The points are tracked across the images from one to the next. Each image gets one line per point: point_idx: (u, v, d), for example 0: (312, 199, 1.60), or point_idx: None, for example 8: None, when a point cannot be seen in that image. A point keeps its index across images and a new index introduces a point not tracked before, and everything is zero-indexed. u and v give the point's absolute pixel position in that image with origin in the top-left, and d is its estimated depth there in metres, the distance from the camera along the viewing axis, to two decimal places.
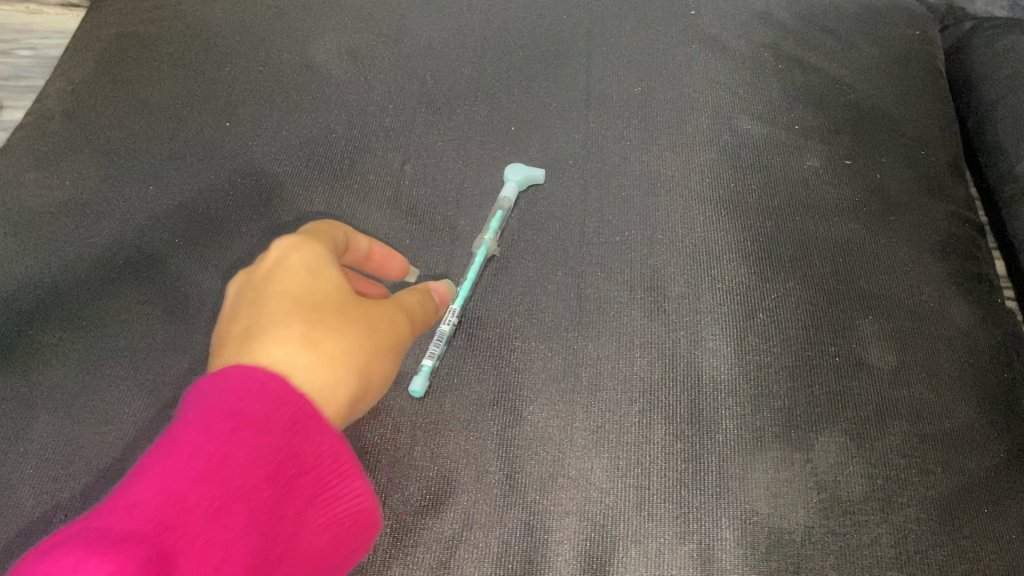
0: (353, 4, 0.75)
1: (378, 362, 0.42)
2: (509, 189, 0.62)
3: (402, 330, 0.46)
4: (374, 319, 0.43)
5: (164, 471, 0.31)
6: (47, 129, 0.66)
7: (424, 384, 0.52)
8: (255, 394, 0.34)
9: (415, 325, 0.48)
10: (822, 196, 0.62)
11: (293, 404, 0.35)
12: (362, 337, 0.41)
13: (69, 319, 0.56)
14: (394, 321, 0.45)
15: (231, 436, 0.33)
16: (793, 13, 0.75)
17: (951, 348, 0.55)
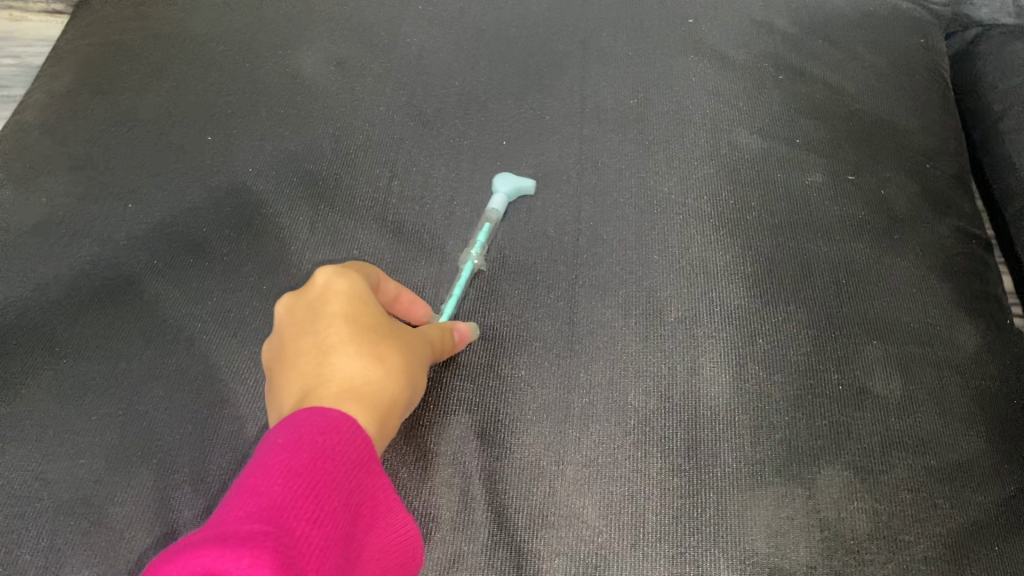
0: (342, 13, 0.73)
1: (417, 383, 0.46)
2: (498, 200, 0.61)
3: (430, 352, 0.49)
4: (411, 342, 0.46)
5: (267, 491, 0.31)
6: (24, 144, 0.64)
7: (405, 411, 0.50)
8: (336, 427, 0.35)
9: (439, 350, 0.50)
10: (824, 214, 0.60)
11: (365, 446, 0.36)
12: (408, 359, 0.45)
13: (42, 344, 0.54)
14: (425, 344, 0.48)
15: (319, 469, 0.33)
16: (795, 21, 0.73)
17: (958, 374, 0.53)
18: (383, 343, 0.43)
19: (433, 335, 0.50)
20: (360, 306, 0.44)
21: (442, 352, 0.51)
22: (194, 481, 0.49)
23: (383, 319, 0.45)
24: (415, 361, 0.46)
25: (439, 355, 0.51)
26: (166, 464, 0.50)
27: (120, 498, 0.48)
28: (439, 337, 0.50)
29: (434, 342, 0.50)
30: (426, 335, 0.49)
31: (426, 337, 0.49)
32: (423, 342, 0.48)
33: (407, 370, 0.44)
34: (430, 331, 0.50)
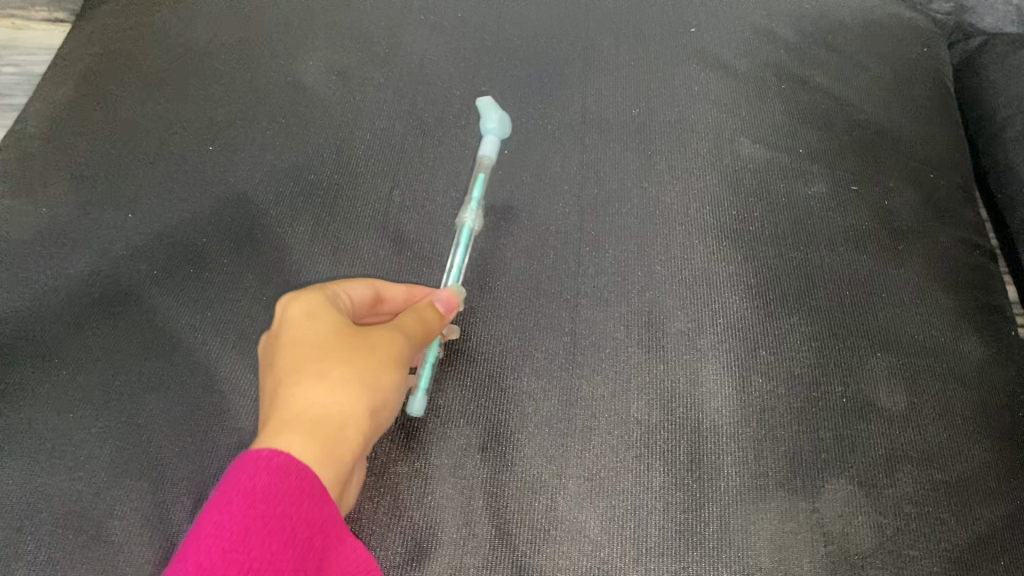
0: (343, 22, 0.73)
1: (392, 376, 0.44)
2: (488, 144, 0.62)
3: (416, 336, 0.47)
4: (381, 336, 0.45)
5: (193, 562, 0.32)
6: (23, 153, 0.64)
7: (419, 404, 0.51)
8: (268, 468, 0.36)
9: (430, 326, 0.48)
10: (828, 225, 0.60)
11: (304, 478, 0.37)
12: (372, 358, 0.43)
13: (41, 356, 0.53)
14: (405, 329, 0.46)
15: (249, 519, 0.34)
16: (798, 31, 0.72)
17: (963, 385, 0.53)
18: (328, 356, 0.43)
19: (419, 317, 0.48)
20: (309, 326, 0.44)
21: (435, 330, 0.49)
22: (194, 494, 0.49)
23: (343, 328, 0.45)
24: (386, 355, 0.44)
25: (432, 333, 0.48)
26: (165, 476, 0.50)
27: (118, 512, 0.48)
28: (426, 318, 0.48)
29: (418, 324, 0.48)
30: (406, 321, 0.47)
31: (405, 324, 0.47)
32: (402, 327, 0.46)
33: (370, 370, 0.43)
34: (413, 315, 0.48)
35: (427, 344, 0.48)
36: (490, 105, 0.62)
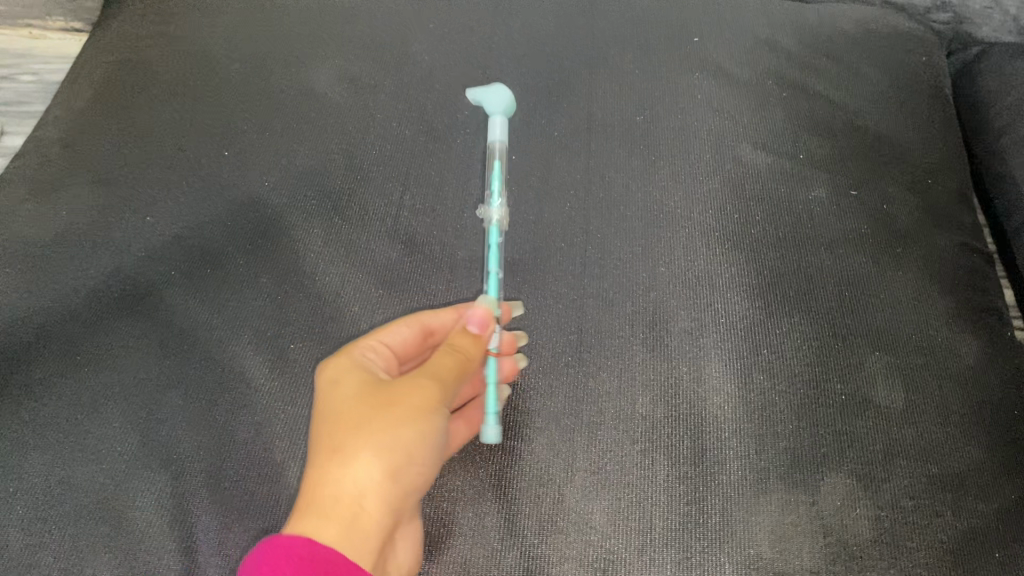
0: (354, 32, 0.75)
1: (421, 427, 0.45)
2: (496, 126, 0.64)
3: (448, 375, 0.48)
4: (403, 389, 0.46)
5: None
6: (44, 159, 0.66)
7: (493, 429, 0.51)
8: (292, 557, 0.39)
9: (462, 359, 0.49)
10: (828, 228, 0.61)
11: (325, 565, 0.39)
12: (388, 419, 0.44)
13: (63, 353, 0.55)
14: (431, 373, 0.47)
15: None
16: (798, 40, 0.74)
17: (960, 384, 0.55)
18: (345, 428, 0.44)
19: (448, 358, 0.49)
20: (334, 399, 0.46)
21: (468, 360, 0.50)
22: (212, 486, 0.51)
23: (365, 390, 0.47)
24: (409, 408, 0.45)
25: (466, 365, 0.49)
26: (184, 469, 0.51)
27: (140, 503, 0.50)
28: (456, 354, 0.49)
29: (445, 368, 0.48)
30: (433, 364, 0.48)
31: (432, 367, 0.48)
32: (427, 374, 0.47)
33: (385, 435, 0.44)
34: (442, 356, 0.49)
35: (464, 378, 0.49)
36: (479, 92, 0.65)
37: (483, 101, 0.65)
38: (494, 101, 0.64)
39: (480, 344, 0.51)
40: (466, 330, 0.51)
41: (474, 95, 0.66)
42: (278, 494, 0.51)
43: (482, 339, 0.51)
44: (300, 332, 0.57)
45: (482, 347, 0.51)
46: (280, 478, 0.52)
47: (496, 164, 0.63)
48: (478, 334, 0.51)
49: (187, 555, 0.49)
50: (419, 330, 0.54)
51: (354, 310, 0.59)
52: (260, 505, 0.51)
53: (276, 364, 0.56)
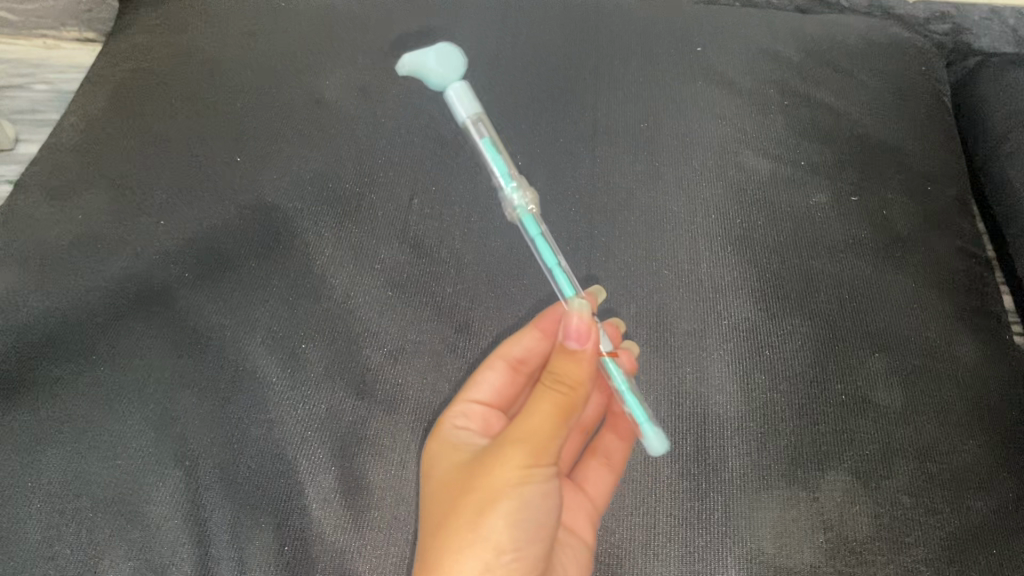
0: (364, 42, 0.76)
1: (512, 498, 0.47)
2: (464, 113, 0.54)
3: (545, 437, 0.48)
4: (489, 463, 0.49)
5: None
6: (61, 165, 0.68)
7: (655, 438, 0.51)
8: None
9: (557, 400, 0.49)
10: (828, 232, 0.62)
11: None
12: (476, 509, 0.48)
13: (79, 353, 0.56)
14: (518, 430, 0.49)
15: None
16: (800, 50, 0.75)
17: (959, 384, 0.56)
18: (442, 518, 0.48)
19: (541, 403, 0.49)
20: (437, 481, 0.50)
21: (571, 392, 0.50)
22: (225, 482, 0.52)
23: (456, 472, 0.50)
24: (495, 483, 0.48)
25: (562, 404, 0.49)
26: (198, 465, 0.53)
27: (155, 498, 0.51)
28: (550, 396, 0.50)
29: (541, 427, 0.48)
30: (522, 416, 0.49)
31: (525, 429, 0.48)
32: (511, 434, 0.49)
33: (471, 526, 0.47)
34: (535, 402, 0.49)
35: (566, 417, 0.49)
36: (408, 62, 0.58)
37: (423, 67, 0.58)
38: (430, 68, 0.58)
39: (581, 362, 0.51)
40: (566, 351, 0.51)
41: (404, 69, 0.59)
42: (292, 490, 0.53)
43: (583, 358, 0.51)
44: (311, 333, 0.59)
45: (583, 367, 0.51)
46: (292, 473, 0.53)
47: (484, 137, 0.54)
48: (575, 352, 0.51)
49: (201, 548, 0.51)
50: (506, 364, 0.58)
51: (364, 311, 0.60)
52: (272, 501, 0.52)
53: (288, 363, 0.57)
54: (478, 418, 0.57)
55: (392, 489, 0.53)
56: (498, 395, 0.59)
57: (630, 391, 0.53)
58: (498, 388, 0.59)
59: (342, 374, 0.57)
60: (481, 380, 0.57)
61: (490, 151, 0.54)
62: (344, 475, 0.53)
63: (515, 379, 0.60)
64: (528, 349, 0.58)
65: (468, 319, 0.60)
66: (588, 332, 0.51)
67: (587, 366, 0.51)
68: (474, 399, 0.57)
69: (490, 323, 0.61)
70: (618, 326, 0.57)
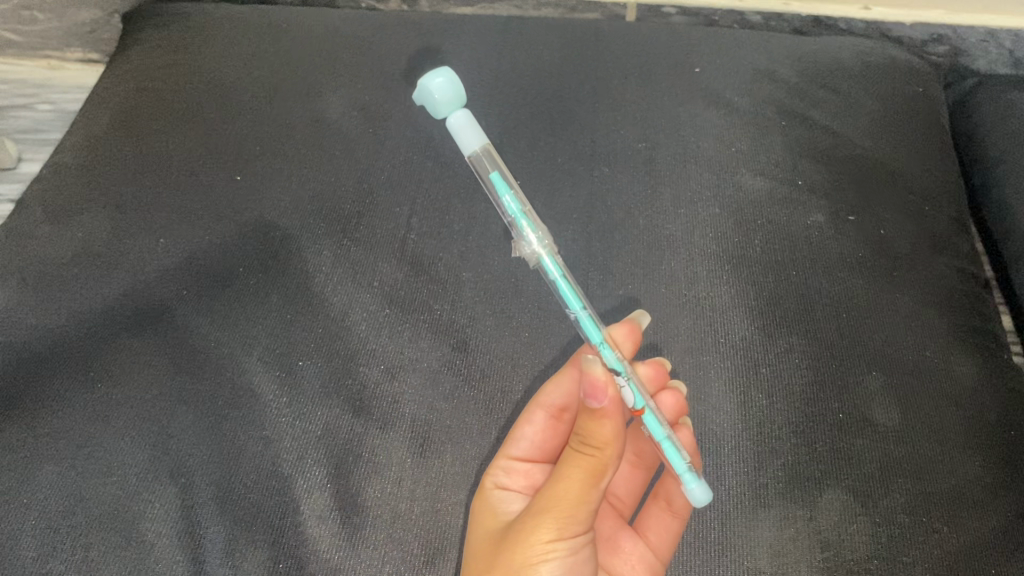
0: (364, 62, 0.77)
1: None
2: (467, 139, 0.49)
3: (571, 508, 0.45)
4: (515, 536, 0.46)
5: None
6: (62, 183, 0.68)
7: (698, 491, 0.49)
8: None
9: (582, 464, 0.46)
10: (826, 251, 0.63)
11: None
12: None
13: (77, 370, 0.56)
14: (543, 500, 0.46)
15: None
16: (797, 70, 0.76)
17: (956, 403, 0.56)
18: None
19: (568, 467, 0.46)
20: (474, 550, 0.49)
21: (599, 456, 0.46)
22: (221, 499, 0.52)
23: (488, 542, 0.48)
24: (520, 559, 0.45)
25: (586, 468, 0.46)
26: (193, 482, 0.52)
27: (150, 514, 0.51)
28: (579, 460, 0.46)
29: (568, 496, 0.45)
30: (549, 484, 0.47)
31: (550, 499, 0.46)
32: (538, 505, 0.46)
33: None
34: (562, 467, 0.47)
35: (593, 482, 0.46)
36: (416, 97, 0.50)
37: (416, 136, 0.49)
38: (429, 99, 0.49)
39: (605, 420, 0.46)
40: (587, 409, 0.46)
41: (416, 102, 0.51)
42: (286, 506, 0.52)
43: (604, 413, 0.46)
44: (308, 350, 0.59)
45: (607, 424, 0.46)
46: (287, 490, 0.53)
47: (493, 172, 0.51)
48: (598, 412, 0.46)
49: (196, 565, 0.50)
50: (547, 414, 0.55)
51: (362, 329, 0.60)
52: (268, 518, 0.52)
53: (285, 381, 0.57)
54: (523, 474, 0.54)
55: (388, 507, 0.53)
56: (544, 447, 0.56)
57: (668, 441, 0.51)
58: (542, 441, 0.56)
59: (339, 391, 0.57)
60: (518, 435, 0.55)
61: (501, 188, 0.52)
62: (341, 492, 0.53)
63: (560, 429, 0.57)
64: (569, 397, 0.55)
65: (466, 337, 0.60)
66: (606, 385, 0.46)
67: (613, 422, 0.46)
68: (516, 455, 0.54)
69: (489, 340, 0.60)
70: (661, 364, 0.55)
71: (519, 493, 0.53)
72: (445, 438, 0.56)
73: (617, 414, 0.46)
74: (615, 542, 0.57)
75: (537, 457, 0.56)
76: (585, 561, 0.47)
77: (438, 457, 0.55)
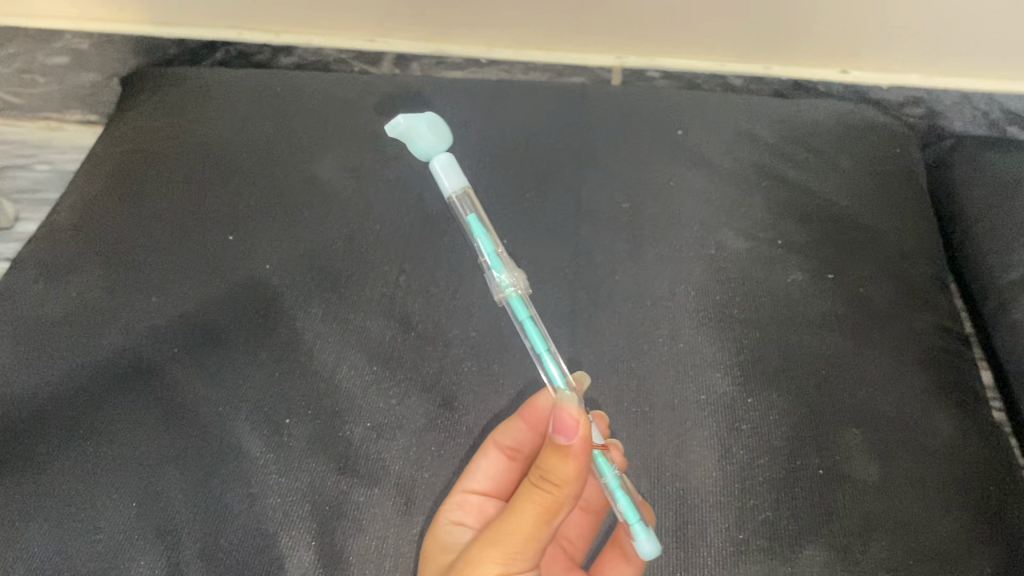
0: (357, 125, 0.79)
1: None
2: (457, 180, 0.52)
3: (521, 544, 0.45)
4: (461, 567, 0.46)
5: None
6: (57, 242, 0.69)
7: (649, 544, 0.50)
8: None
9: (537, 500, 0.46)
10: (806, 308, 0.64)
11: None
12: None
13: (67, 427, 0.57)
14: (493, 531, 0.46)
15: None
16: (778, 133, 0.78)
17: (935, 459, 0.56)
18: None
19: (524, 503, 0.46)
20: None
21: (557, 493, 0.46)
22: (206, 557, 0.52)
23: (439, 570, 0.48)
24: None
25: (541, 504, 0.46)
26: (179, 539, 0.53)
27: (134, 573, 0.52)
28: (536, 495, 0.46)
29: (519, 532, 0.45)
30: (503, 515, 0.47)
31: (502, 535, 0.45)
32: (488, 537, 0.46)
33: None
34: (518, 501, 0.46)
35: (545, 518, 0.46)
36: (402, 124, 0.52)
37: (413, 134, 0.52)
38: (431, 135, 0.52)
39: (569, 459, 0.45)
40: (555, 446, 0.45)
41: (393, 131, 0.51)
42: (271, 564, 0.53)
43: (569, 453, 0.45)
44: (296, 407, 0.59)
45: (572, 464, 0.45)
46: (272, 548, 0.53)
47: (469, 214, 0.53)
48: (563, 450, 0.45)
49: None
50: (500, 453, 0.56)
51: (349, 386, 0.61)
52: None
53: (273, 438, 0.58)
54: (476, 509, 0.54)
55: (372, 564, 0.53)
56: (501, 486, 0.56)
57: (623, 495, 0.50)
58: (497, 476, 0.56)
59: (325, 450, 0.57)
60: (475, 468, 0.55)
61: (476, 229, 0.53)
62: (326, 549, 0.53)
63: (516, 471, 0.57)
64: (522, 439, 0.56)
65: (453, 394, 0.61)
66: (576, 425, 0.45)
67: (576, 462, 0.45)
68: (471, 490, 0.55)
69: (476, 397, 0.61)
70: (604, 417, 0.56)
71: (473, 527, 0.53)
72: (431, 494, 0.56)
73: (581, 454, 0.46)
74: None
75: (492, 493, 0.56)
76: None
77: (423, 513, 0.55)
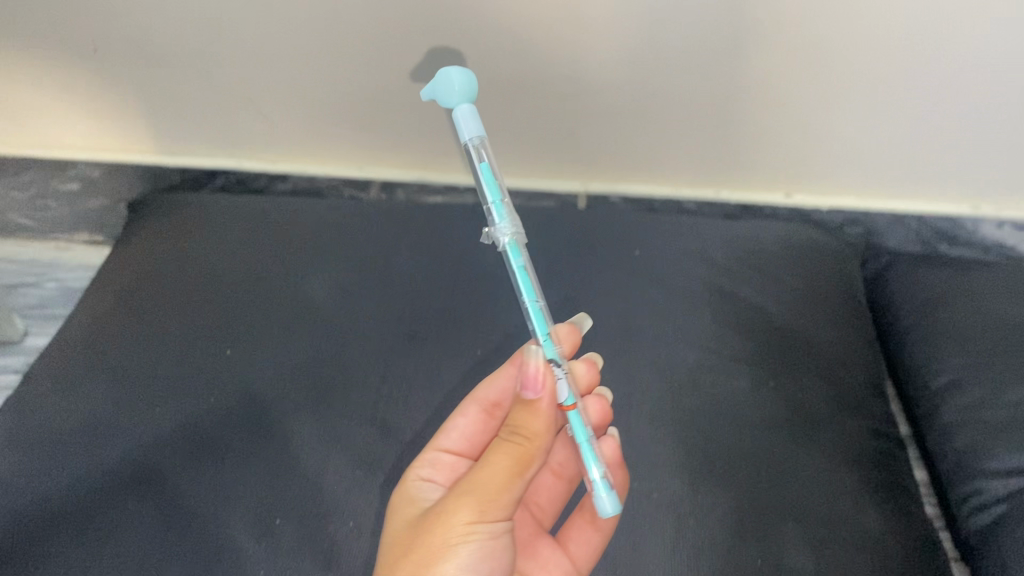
0: (345, 247, 0.87)
1: (454, 556, 0.48)
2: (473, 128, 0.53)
3: (497, 492, 0.49)
4: (438, 515, 0.49)
5: None
6: (67, 356, 0.76)
7: (608, 500, 0.54)
8: None
9: (510, 452, 0.50)
10: (749, 413, 0.70)
11: None
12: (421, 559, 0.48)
13: (77, 531, 0.63)
14: (468, 483, 0.50)
15: None
16: (726, 250, 0.86)
17: (863, 550, 0.63)
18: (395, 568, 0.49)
19: (497, 455, 0.50)
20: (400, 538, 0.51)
21: (528, 445, 0.51)
22: None
23: (414, 526, 0.52)
24: (441, 540, 0.48)
25: (514, 455, 0.50)
26: None
27: None
28: (507, 447, 0.51)
29: (494, 481, 0.49)
30: (476, 469, 0.50)
31: (478, 483, 0.49)
32: (464, 488, 0.50)
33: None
34: (491, 455, 0.50)
35: (518, 470, 0.49)
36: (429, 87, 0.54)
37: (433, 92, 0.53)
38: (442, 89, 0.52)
39: (538, 413, 0.51)
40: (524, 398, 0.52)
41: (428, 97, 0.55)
42: None
43: (538, 406, 0.51)
44: (285, 508, 0.65)
45: (541, 417, 0.51)
46: None
47: (482, 163, 0.53)
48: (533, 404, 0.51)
49: None
50: (478, 410, 0.63)
51: (333, 488, 0.66)
52: None
53: (263, 537, 0.63)
54: (447, 466, 0.61)
55: None
56: (474, 445, 0.63)
57: (587, 443, 0.56)
58: (471, 436, 0.63)
59: (311, 547, 0.63)
60: (450, 428, 0.62)
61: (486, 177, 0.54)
62: None
63: (491, 431, 0.64)
64: (500, 396, 0.63)
65: None
66: (542, 379, 0.52)
67: (545, 415, 0.51)
68: (444, 448, 0.62)
69: None
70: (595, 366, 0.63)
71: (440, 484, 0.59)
72: None
73: (547, 411, 0.52)
74: (533, 546, 0.63)
75: (465, 451, 0.62)
76: (504, 548, 0.50)
77: None
